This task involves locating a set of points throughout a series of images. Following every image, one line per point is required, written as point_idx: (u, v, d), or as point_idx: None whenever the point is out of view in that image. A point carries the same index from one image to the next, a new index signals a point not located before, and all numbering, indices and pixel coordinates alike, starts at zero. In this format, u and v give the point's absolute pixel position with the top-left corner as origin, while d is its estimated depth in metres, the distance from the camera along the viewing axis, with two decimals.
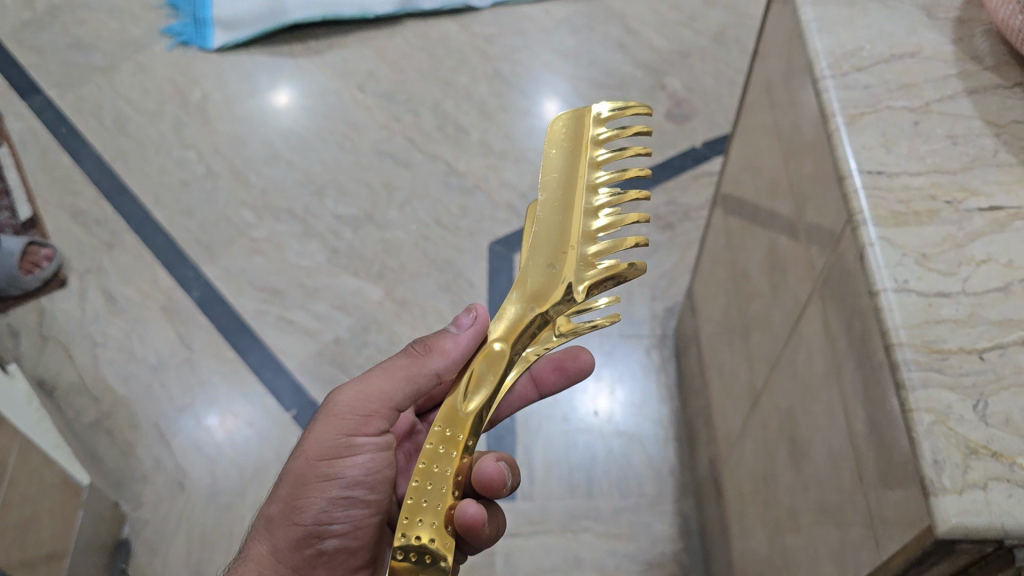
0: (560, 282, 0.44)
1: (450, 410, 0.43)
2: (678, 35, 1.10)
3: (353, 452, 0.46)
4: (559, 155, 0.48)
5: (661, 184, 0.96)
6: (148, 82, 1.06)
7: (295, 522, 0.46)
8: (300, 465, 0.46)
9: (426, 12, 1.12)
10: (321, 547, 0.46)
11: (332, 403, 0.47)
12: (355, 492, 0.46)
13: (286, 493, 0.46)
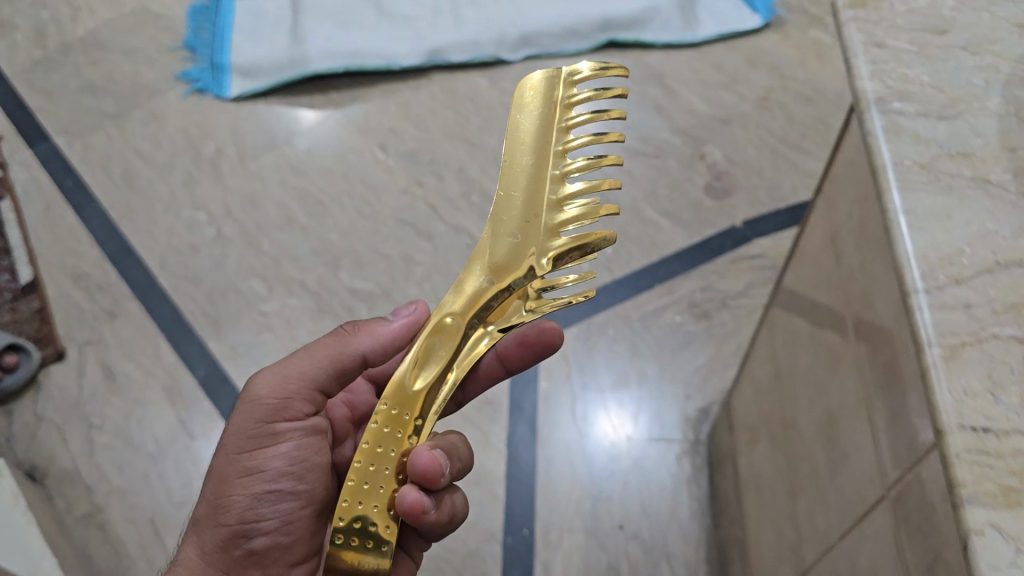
0: (525, 253, 0.44)
1: (394, 386, 0.41)
2: (719, 99, 1.04)
3: (273, 442, 0.48)
4: (532, 119, 0.48)
5: (698, 266, 0.91)
6: (160, 132, 1.02)
7: (220, 522, 0.47)
8: (224, 462, 0.48)
9: (454, 63, 1.06)
10: (250, 545, 0.48)
11: (249, 390, 0.48)
12: (281, 484, 0.48)
13: (211, 491, 0.48)
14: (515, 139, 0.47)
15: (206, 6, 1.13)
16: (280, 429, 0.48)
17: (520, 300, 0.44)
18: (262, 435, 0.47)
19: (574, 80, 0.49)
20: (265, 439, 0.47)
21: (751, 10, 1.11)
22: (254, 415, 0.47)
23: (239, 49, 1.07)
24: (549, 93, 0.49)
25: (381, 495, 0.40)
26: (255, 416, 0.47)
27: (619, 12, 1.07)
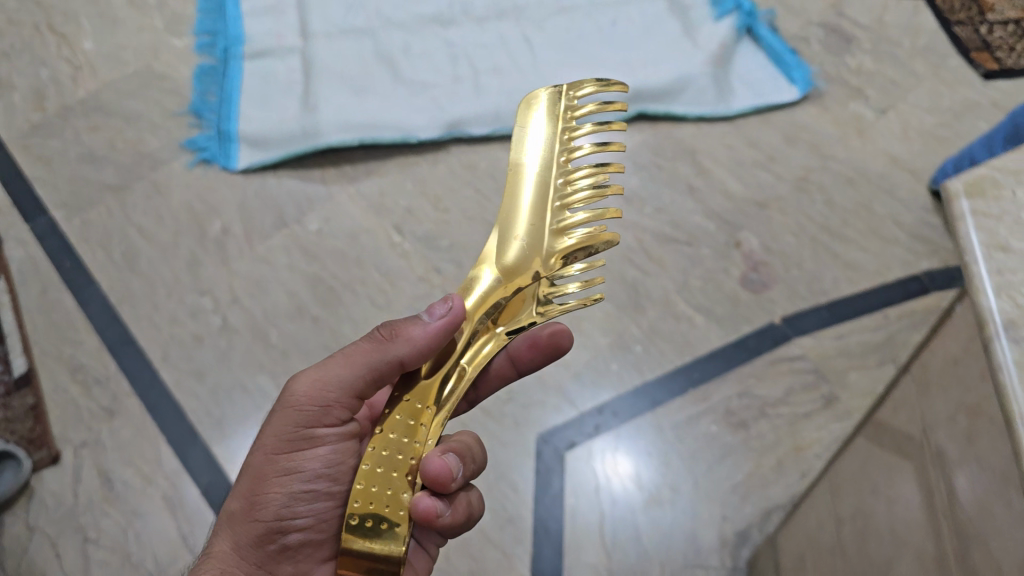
0: (532, 263, 0.56)
1: (409, 381, 0.50)
2: (755, 179, 0.98)
3: (310, 445, 0.50)
4: (544, 143, 0.61)
5: (735, 368, 0.85)
6: (163, 207, 0.96)
7: (256, 518, 0.50)
8: (259, 460, 0.50)
9: (474, 136, 1.00)
10: (285, 542, 0.50)
11: (288, 393, 0.51)
12: (318, 484, 0.50)
13: (247, 489, 0.50)
14: (530, 160, 0.60)
15: (214, 67, 1.08)
16: (318, 434, 0.51)
17: (530, 302, 0.56)
18: (301, 437, 0.50)
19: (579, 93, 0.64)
20: (303, 442, 0.50)
21: (788, 82, 1.05)
22: (294, 420, 0.50)
23: (248, 117, 1.02)
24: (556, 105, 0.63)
25: (396, 482, 0.46)
26: (294, 419, 0.50)
27: (648, 83, 1.02)
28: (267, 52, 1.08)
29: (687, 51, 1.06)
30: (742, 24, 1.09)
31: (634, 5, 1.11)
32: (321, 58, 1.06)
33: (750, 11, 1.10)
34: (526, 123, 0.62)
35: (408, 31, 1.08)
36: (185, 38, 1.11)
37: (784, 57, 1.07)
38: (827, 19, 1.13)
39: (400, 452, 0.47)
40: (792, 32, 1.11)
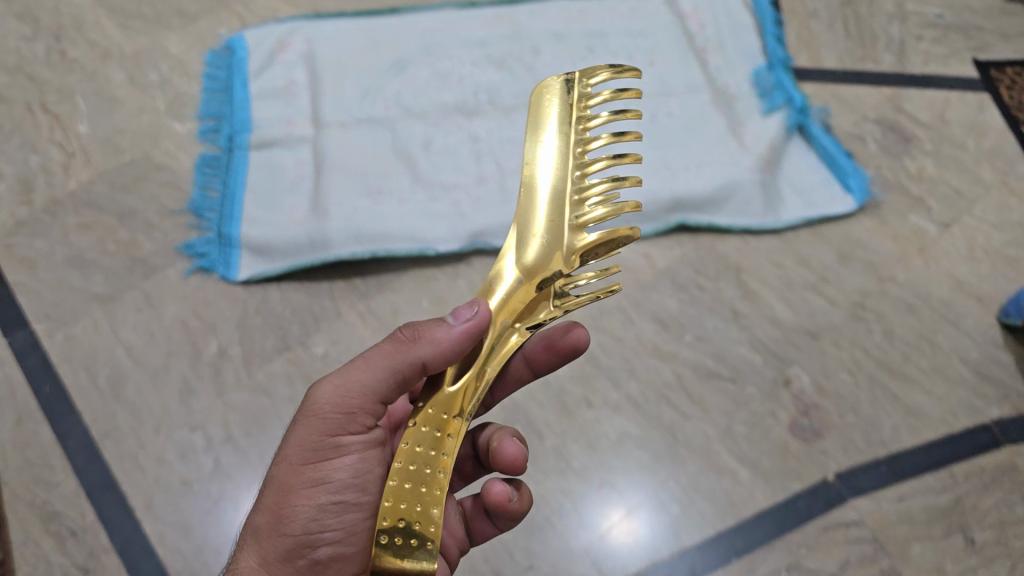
0: (551, 262, 0.58)
1: (433, 395, 0.54)
2: (806, 304, 0.88)
3: (337, 454, 0.53)
4: (557, 135, 0.62)
5: (784, 534, 0.76)
6: (155, 322, 0.88)
7: (285, 532, 0.52)
8: (285, 472, 0.53)
9: (497, 248, 0.91)
10: (314, 555, 0.52)
11: (311, 403, 0.54)
12: (345, 495, 0.53)
13: (274, 502, 0.52)
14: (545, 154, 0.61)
15: (217, 157, 1.00)
16: (344, 442, 0.54)
17: (548, 299, 0.58)
18: (327, 448, 0.53)
19: (590, 82, 0.64)
20: (330, 452, 0.53)
21: (844, 190, 0.96)
22: (319, 429, 0.53)
23: (252, 217, 0.94)
24: (569, 98, 0.63)
25: (429, 499, 0.49)
26: (322, 428, 0.53)
27: (689, 191, 0.94)
28: (275, 141, 1.00)
29: (733, 152, 0.97)
30: (793, 123, 1.00)
31: (675, 98, 1.02)
32: (333, 150, 0.98)
33: (802, 107, 1.01)
34: (539, 119, 0.63)
35: (429, 123, 1.00)
36: (187, 122, 1.03)
37: (838, 160, 0.98)
38: (884, 115, 1.03)
39: (428, 466, 0.51)
40: (847, 129, 1.02)
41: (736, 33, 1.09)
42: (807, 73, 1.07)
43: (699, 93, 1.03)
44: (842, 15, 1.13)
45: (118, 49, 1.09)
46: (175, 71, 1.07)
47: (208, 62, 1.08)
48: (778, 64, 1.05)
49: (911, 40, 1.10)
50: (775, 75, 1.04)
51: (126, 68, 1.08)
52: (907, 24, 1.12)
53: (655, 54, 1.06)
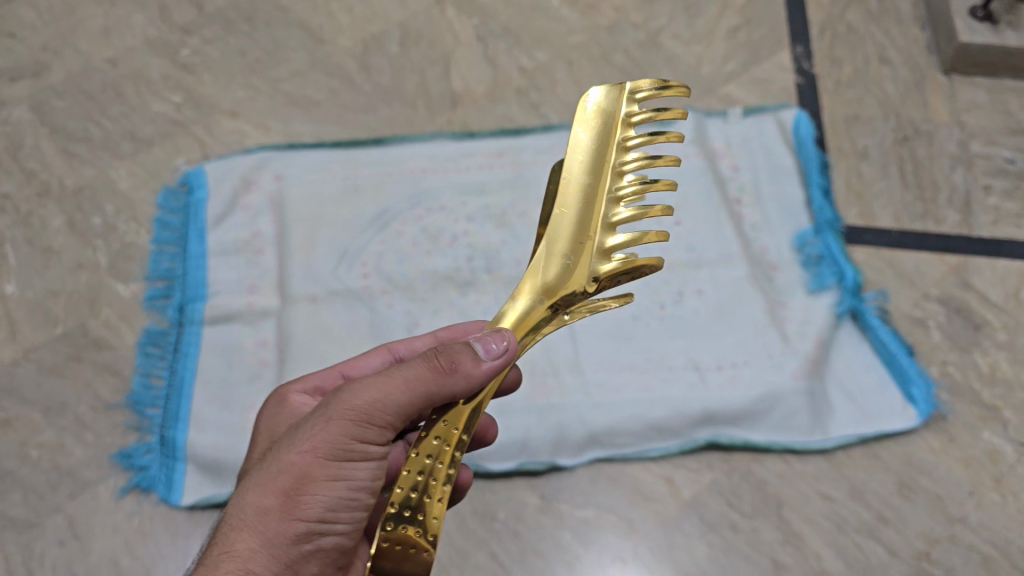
0: (573, 279, 0.53)
1: (447, 412, 0.48)
2: (859, 554, 0.76)
3: (362, 457, 0.47)
4: (590, 141, 0.58)
5: None
6: (80, 560, 0.73)
7: (298, 520, 0.45)
8: (304, 459, 0.45)
9: (493, 473, 0.78)
10: (316, 545, 0.46)
11: (340, 401, 0.47)
12: (357, 497, 0.48)
13: (286, 489, 0.45)
14: (574, 160, 0.57)
15: (164, 332, 0.85)
16: (369, 450, 0.47)
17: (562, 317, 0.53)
18: (353, 453, 0.47)
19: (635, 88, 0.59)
20: (354, 456, 0.47)
21: (904, 399, 0.83)
22: (349, 432, 0.46)
23: (202, 419, 0.80)
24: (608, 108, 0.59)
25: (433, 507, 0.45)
26: (354, 430, 0.46)
27: (723, 403, 0.81)
28: (233, 315, 0.85)
29: (773, 348, 0.84)
30: (845, 307, 0.87)
31: (706, 270, 0.88)
32: (300, 333, 0.83)
33: (854, 288, 0.87)
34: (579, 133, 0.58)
35: (415, 299, 0.85)
36: (132, 283, 0.88)
37: (898, 359, 0.84)
38: (948, 292, 0.90)
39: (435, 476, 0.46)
40: (906, 311, 0.89)
41: (775, 180, 0.95)
42: (857, 233, 0.94)
43: (733, 263, 0.89)
44: (898, 155, 0.99)
45: (58, 183, 0.93)
46: (122, 214, 0.91)
47: (161, 203, 0.92)
48: (826, 228, 0.91)
49: (978, 192, 0.97)
50: (823, 241, 0.91)
51: (66, 208, 0.92)
52: (973, 169, 0.98)
53: (683, 209, 0.92)
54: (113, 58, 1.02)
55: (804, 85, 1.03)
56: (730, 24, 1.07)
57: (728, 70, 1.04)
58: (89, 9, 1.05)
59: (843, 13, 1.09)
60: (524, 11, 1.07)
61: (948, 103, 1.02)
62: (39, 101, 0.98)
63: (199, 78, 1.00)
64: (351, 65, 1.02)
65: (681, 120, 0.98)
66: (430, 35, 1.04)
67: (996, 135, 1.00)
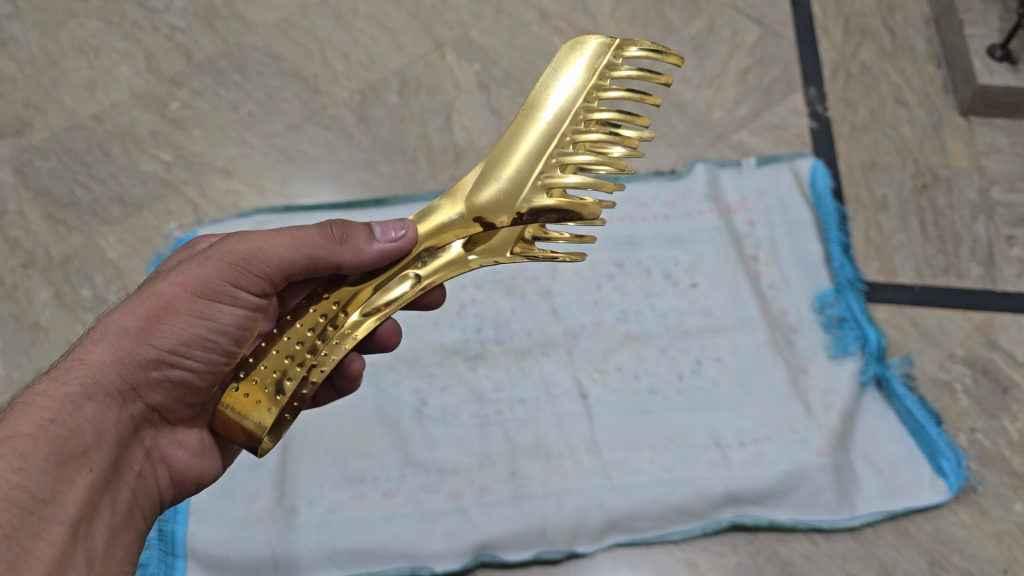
0: (506, 202, 0.52)
1: (335, 289, 0.51)
2: None
3: (231, 303, 0.52)
4: (563, 79, 0.55)
5: None
6: None
7: (152, 344, 0.50)
8: (171, 291, 0.51)
9: (509, 563, 0.74)
10: (166, 374, 0.51)
11: (224, 247, 0.52)
12: (217, 338, 0.52)
13: (149, 312, 0.50)
14: (540, 92, 0.55)
15: None
16: (240, 296, 0.52)
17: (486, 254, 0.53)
18: (224, 294, 0.52)
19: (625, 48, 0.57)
20: (224, 297, 0.52)
21: (934, 472, 0.79)
22: (225, 274, 0.51)
23: (202, 510, 0.76)
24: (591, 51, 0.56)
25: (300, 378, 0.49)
26: (230, 274, 0.52)
27: (746, 481, 0.77)
28: None
29: (797, 421, 0.80)
30: (871, 374, 0.83)
31: (723, 336, 0.85)
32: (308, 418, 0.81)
33: (879, 352, 0.84)
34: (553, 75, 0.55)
35: (423, 374, 0.83)
36: None
37: (925, 429, 0.81)
38: (974, 352, 0.86)
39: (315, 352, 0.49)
40: (933, 373, 0.85)
41: (793, 235, 0.92)
42: (879, 290, 0.90)
43: (753, 329, 0.85)
44: (917, 205, 0.95)
45: (44, 252, 0.89)
46: (113, 285, 0.87)
47: (153, 272, 0.88)
48: (847, 287, 0.87)
49: (1001, 242, 0.93)
50: (845, 301, 0.87)
51: (52, 279, 0.87)
52: (995, 219, 0.94)
53: (699, 271, 0.89)
54: (101, 114, 0.98)
55: (819, 130, 1.00)
56: (739, 66, 1.04)
57: (739, 115, 1.01)
58: (75, 61, 1.02)
59: (855, 52, 1.06)
60: (527, 55, 1.04)
61: (967, 147, 0.99)
62: (22, 161, 0.94)
63: (190, 134, 0.97)
64: (349, 118, 0.98)
65: (694, 172, 0.95)
66: (431, 83, 1.01)
67: (1018, 180, 0.97)
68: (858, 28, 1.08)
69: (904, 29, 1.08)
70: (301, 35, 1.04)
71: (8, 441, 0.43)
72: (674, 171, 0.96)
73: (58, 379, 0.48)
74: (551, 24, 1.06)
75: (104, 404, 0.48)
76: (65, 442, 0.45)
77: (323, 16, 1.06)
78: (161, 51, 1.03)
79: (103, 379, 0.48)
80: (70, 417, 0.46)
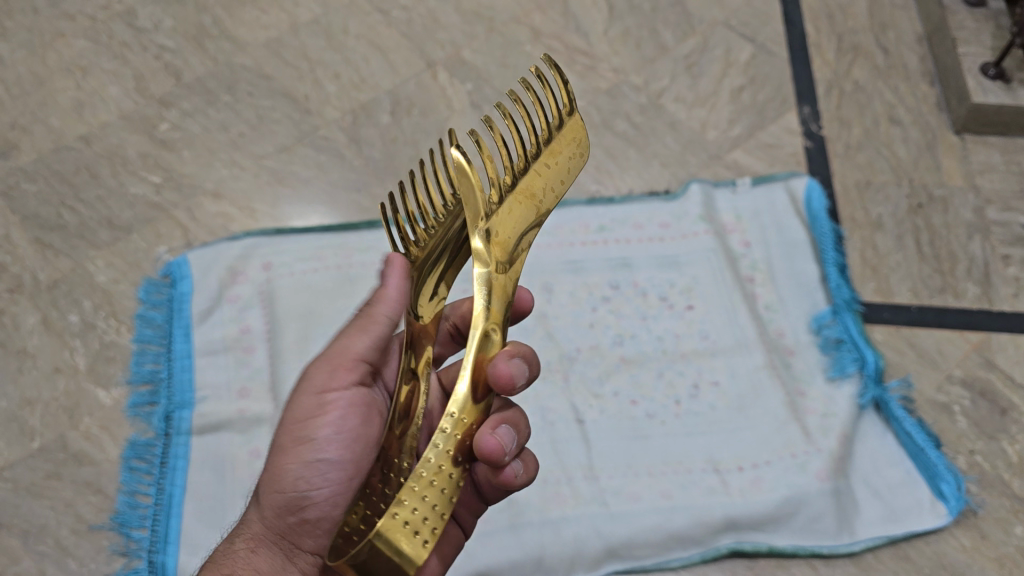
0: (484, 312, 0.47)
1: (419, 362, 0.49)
2: None
3: (323, 412, 0.55)
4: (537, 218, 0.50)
5: None
6: None
7: (276, 488, 0.54)
8: (288, 431, 0.56)
9: None
10: (302, 512, 0.54)
11: (309, 374, 0.57)
12: (327, 451, 0.55)
13: (272, 463, 0.55)
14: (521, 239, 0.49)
15: (150, 443, 0.79)
16: (330, 400, 0.55)
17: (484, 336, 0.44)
18: (315, 408, 0.55)
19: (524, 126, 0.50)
20: (319, 410, 0.55)
21: (934, 495, 0.78)
22: (312, 391, 0.56)
23: (195, 540, 0.75)
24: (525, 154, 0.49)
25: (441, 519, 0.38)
26: (315, 392, 0.56)
27: (746, 508, 0.76)
28: (223, 423, 0.80)
29: (796, 445, 0.80)
30: (869, 397, 0.82)
31: (720, 358, 0.85)
32: None
33: (877, 375, 0.83)
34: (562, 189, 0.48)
35: None
36: (115, 388, 0.82)
37: (925, 452, 0.80)
38: (971, 373, 0.86)
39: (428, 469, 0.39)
40: (931, 396, 0.84)
41: (789, 256, 0.91)
42: (876, 310, 0.89)
43: (750, 352, 0.85)
44: (913, 224, 0.94)
45: (31, 277, 0.88)
46: (101, 310, 0.86)
47: (143, 297, 0.87)
48: (844, 308, 0.87)
49: (996, 262, 0.92)
50: (843, 323, 0.86)
51: (40, 305, 0.86)
52: (991, 238, 0.94)
53: (695, 293, 0.89)
54: (88, 136, 0.97)
55: (813, 148, 1.00)
56: (733, 84, 1.04)
57: (734, 134, 1.00)
58: (61, 82, 1.00)
59: (848, 70, 1.06)
60: (520, 74, 1.03)
61: (962, 165, 0.99)
62: (8, 184, 0.93)
63: (180, 156, 0.96)
64: (341, 139, 0.98)
65: (689, 193, 0.94)
66: (423, 104, 1.00)
67: (1013, 200, 0.96)
68: (851, 46, 1.08)
69: (897, 47, 1.08)
70: (291, 55, 1.04)
71: None
72: (669, 192, 0.95)
73: (228, 541, 0.54)
74: (543, 43, 1.06)
75: (267, 554, 0.53)
76: None
77: (313, 35, 1.05)
78: (149, 71, 1.02)
79: (253, 538, 0.54)
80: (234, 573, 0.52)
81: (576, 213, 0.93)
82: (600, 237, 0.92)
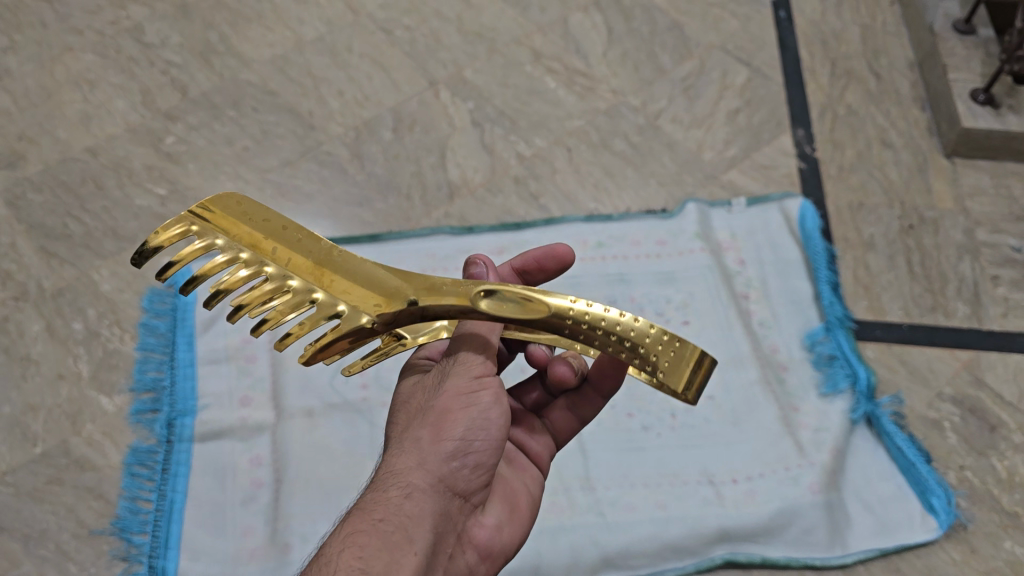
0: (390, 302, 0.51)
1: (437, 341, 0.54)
2: None
3: (482, 387, 0.48)
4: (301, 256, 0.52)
5: None
6: None
7: (444, 436, 0.46)
8: (443, 399, 0.48)
9: None
10: (466, 461, 0.47)
11: (454, 352, 0.50)
12: (489, 416, 0.47)
13: (431, 420, 0.47)
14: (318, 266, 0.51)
15: (151, 450, 0.80)
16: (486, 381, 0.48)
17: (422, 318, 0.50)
18: (470, 387, 0.48)
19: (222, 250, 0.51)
20: (476, 389, 0.48)
21: (924, 510, 0.80)
22: (467, 372, 0.48)
23: (194, 546, 0.75)
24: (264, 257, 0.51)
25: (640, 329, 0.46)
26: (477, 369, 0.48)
27: (741, 519, 0.78)
28: (224, 430, 0.81)
29: (790, 459, 0.81)
30: (860, 413, 0.84)
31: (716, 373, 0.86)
32: (298, 452, 0.80)
33: (868, 391, 0.85)
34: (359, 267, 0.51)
35: None
36: (117, 395, 0.83)
37: (916, 467, 0.81)
38: (961, 391, 0.87)
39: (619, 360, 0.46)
40: (921, 412, 0.86)
41: (782, 274, 0.93)
42: (867, 328, 0.91)
43: (743, 367, 0.86)
44: (904, 245, 0.96)
45: (36, 286, 0.89)
46: (105, 319, 0.87)
47: (146, 307, 0.88)
48: (837, 326, 0.89)
49: (986, 282, 0.94)
50: (835, 340, 0.88)
51: (44, 312, 0.87)
52: (980, 259, 0.95)
53: (691, 309, 0.90)
54: (95, 148, 0.98)
55: (807, 170, 1.02)
56: (729, 106, 1.06)
57: (729, 155, 1.02)
58: (69, 95, 1.02)
59: (841, 94, 1.09)
60: (520, 94, 1.05)
61: (952, 188, 1.01)
62: (15, 194, 0.94)
63: (184, 168, 0.97)
64: (343, 154, 0.99)
65: (685, 212, 0.96)
66: (425, 121, 1.02)
67: (1003, 222, 0.98)
68: (844, 71, 1.11)
69: (888, 72, 1.11)
70: (296, 72, 1.05)
71: (350, 537, 0.43)
72: (665, 211, 0.97)
73: (378, 490, 0.45)
74: (544, 64, 1.08)
75: (424, 501, 0.45)
76: (393, 532, 0.43)
77: (318, 53, 1.07)
78: (156, 85, 1.04)
79: (406, 481, 0.45)
80: (395, 514, 0.44)
81: (575, 229, 0.95)
82: (598, 253, 0.93)
